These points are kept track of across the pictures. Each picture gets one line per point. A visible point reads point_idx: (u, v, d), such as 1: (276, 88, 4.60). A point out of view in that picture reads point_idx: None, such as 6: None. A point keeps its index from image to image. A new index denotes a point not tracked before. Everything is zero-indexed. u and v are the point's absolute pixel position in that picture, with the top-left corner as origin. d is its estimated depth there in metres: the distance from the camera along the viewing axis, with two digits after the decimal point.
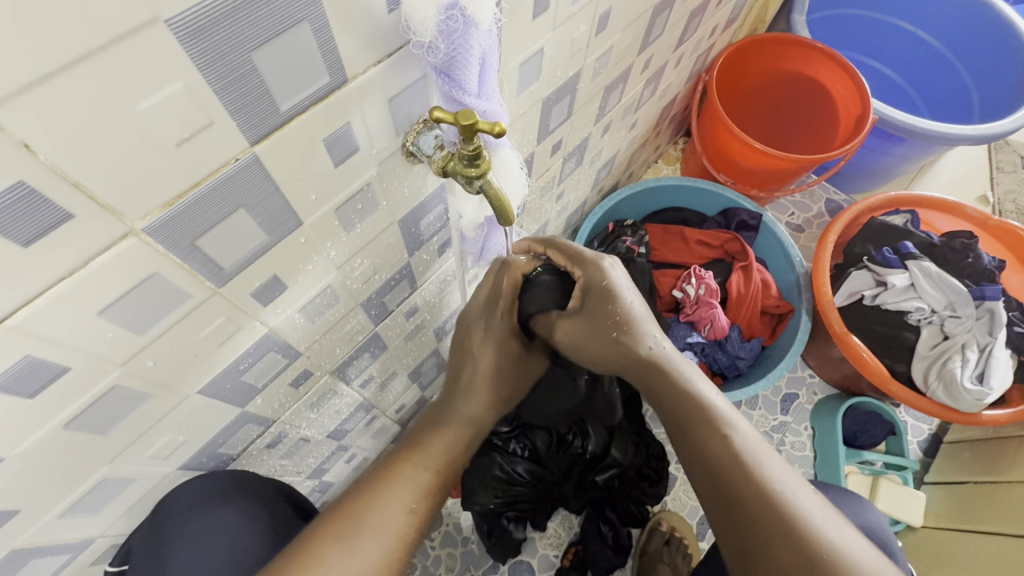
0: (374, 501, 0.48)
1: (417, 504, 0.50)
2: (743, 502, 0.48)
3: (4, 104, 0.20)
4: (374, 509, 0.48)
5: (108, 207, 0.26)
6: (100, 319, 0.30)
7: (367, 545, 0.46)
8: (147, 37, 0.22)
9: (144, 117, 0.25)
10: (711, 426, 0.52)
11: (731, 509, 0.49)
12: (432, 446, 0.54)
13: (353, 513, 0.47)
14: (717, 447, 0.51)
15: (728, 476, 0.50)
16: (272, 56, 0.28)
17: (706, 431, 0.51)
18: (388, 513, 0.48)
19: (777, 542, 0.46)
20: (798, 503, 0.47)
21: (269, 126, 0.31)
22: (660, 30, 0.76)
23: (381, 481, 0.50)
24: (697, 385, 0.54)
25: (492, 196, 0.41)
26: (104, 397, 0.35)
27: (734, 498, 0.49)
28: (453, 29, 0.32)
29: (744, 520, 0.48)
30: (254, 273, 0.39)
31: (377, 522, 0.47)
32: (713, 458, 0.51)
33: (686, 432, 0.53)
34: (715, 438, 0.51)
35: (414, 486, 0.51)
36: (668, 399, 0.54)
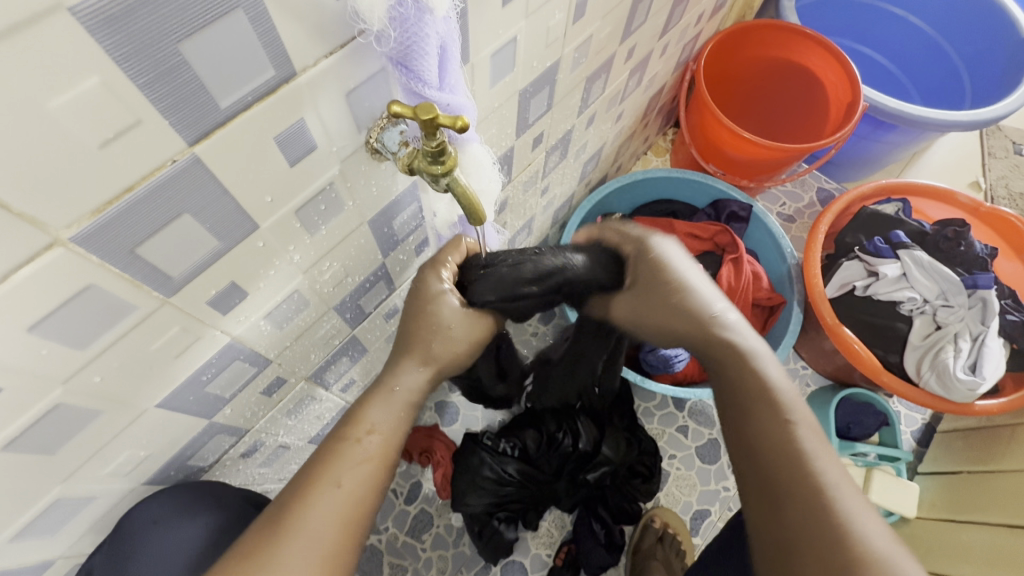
0: (308, 488, 0.40)
1: (354, 481, 0.41)
2: (785, 493, 0.42)
3: None
4: (308, 494, 0.39)
5: (25, 216, 0.24)
6: (31, 336, 0.28)
7: (306, 536, 0.38)
8: (50, 28, 0.20)
9: (58, 118, 0.22)
10: (771, 408, 0.45)
11: (771, 499, 0.43)
12: (373, 410, 0.44)
13: (280, 508, 0.39)
14: (775, 434, 0.44)
15: (776, 460, 0.44)
16: (203, 47, 0.25)
17: (766, 413, 0.45)
18: (323, 497, 0.39)
19: (812, 538, 0.40)
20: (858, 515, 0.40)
21: (208, 124, 0.28)
22: (643, 17, 0.74)
23: (318, 462, 0.41)
24: (766, 366, 0.48)
25: (461, 194, 0.39)
26: (47, 416, 0.33)
27: (774, 486, 0.43)
28: (405, 17, 0.30)
29: (783, 515, 0.42)
30: (210, 280, 0.37)
31: (314, 506, 0.39)
32: (766, 444, 0.44)
33: (742, 412, 0.47)
34: (776, 426, 0.45)
35: (354, 458, 0.42)
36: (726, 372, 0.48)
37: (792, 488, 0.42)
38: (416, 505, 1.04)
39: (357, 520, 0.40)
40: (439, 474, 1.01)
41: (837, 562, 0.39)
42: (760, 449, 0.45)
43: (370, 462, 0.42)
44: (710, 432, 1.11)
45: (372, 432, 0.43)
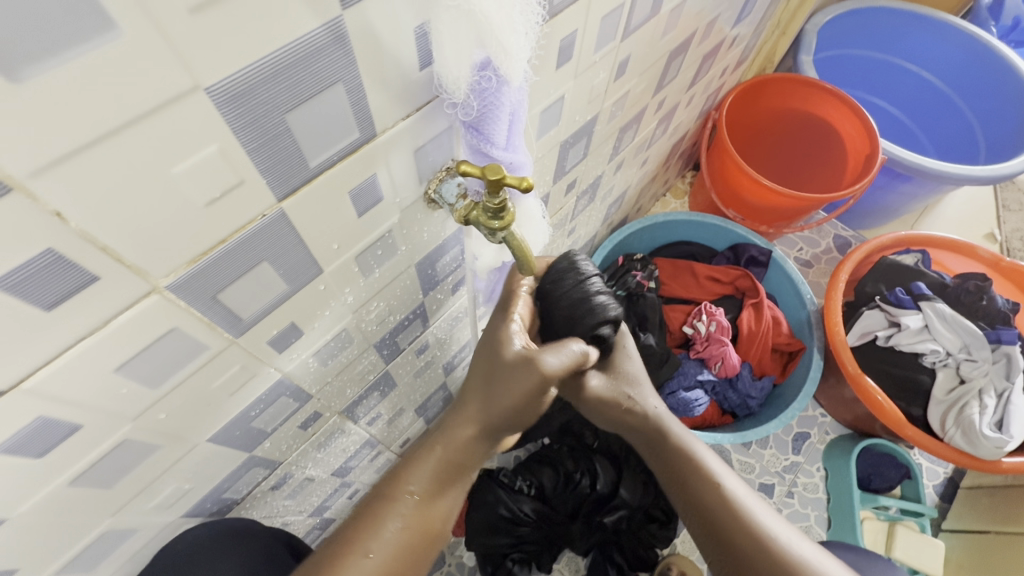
0: (346, 561, 0.40)
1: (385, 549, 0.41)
2: (734, 540, 0.55)
3: (45, 173, 0.20)
4: (337, 566, 0.39)
5: (133, 267, 0.26)
6: (116, 375, 0.29)
7: None
8: (188, 104, 0.22)
9: (178, 180, 0.24)
10: (704, 476, 0.59)
11: (725, 543, 0.56)
12: (416, 475, 0.44)
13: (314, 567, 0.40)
14: (708, 493, 0.57)
15: (721, 520, 0.56)
16: (306, 116, 0.27)
17: (699, 481, 0.58)
18: (353, 565, 0.40)
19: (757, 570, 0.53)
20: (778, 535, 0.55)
21: (297, 182, 0.30)
22: (675, 71, 0.77)
23: (356, 529, 0.42)
24: (683, 437, 0.61)
25: (515, 247, 0.41)
26: (115, 450, 0.34)
27: (725, 534, 0.56)
28: (485, 88, 0.32)
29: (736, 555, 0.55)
30: (273, 321, 0.38)
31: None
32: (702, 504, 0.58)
33: (680, 478, 0.60)
34: (703, 480, 0.58)
35: (392, 529, 0.42)
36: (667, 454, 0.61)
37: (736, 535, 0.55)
38: None
39: None
40: (453, 510, 1.00)
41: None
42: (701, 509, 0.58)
43: (405, 532, 0.42)
44: None
45: (413, 495, 0.43)
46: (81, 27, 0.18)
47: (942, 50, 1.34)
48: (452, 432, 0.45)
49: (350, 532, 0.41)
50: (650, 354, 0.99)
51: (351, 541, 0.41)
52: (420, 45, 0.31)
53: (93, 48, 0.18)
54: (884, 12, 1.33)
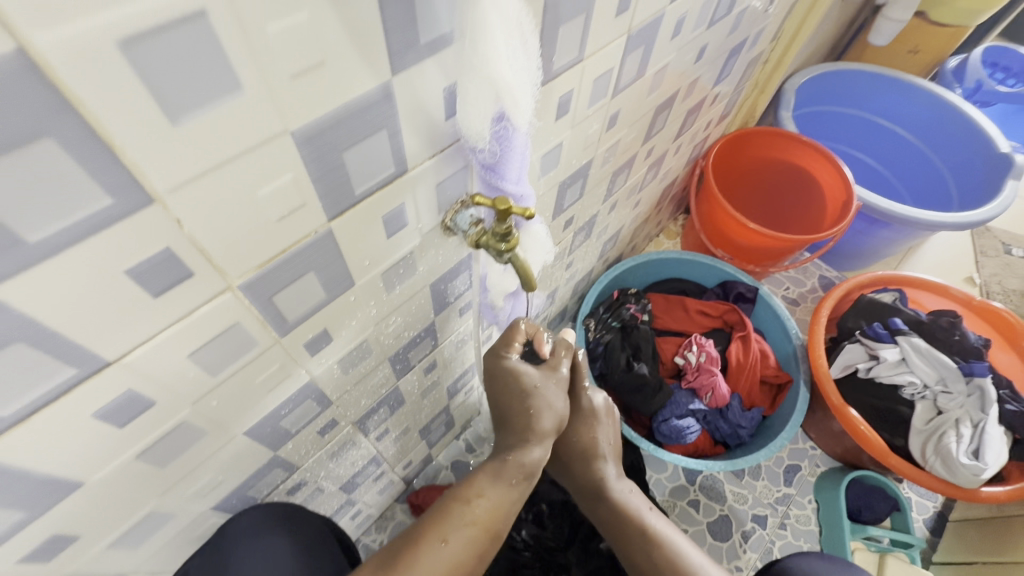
0: (418, 553, 0.47)
1: (456, 539, 0.49)
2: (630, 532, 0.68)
3: (179, 188, 0.27)
4: (422, 550, 0.48)
5: (217, 267, 0.32)
6: (188, 360, 0.35)
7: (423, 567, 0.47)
8: (278, 142, 0.29)
9: (261, 198, 0.31)
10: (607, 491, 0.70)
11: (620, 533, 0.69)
12: (428, 549, 0.48)
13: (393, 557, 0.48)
14: (616, 509, 0.69)
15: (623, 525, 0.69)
16: (356, 154, 0.35)
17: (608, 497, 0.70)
18: (433, 551, 0.48)
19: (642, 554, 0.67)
20: (658, 530, 0.68)
21: (344, 205, 0.37)
22: (662, 124, 0.87)
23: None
24: (628, 496, 0.70)
25: (519, 268, 0.47)
26: (174, 431, 0.39)
27: (626, 536, 0.69)
28: (501, 134, 0.40)
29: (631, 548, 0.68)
30: (310, 326, 0.44)
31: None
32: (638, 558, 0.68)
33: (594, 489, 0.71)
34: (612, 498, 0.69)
35: (460, 524, 0.50)
36: (581, 471, 0.71)
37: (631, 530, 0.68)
38: None
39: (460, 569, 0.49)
40: None
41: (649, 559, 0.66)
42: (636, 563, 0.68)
43: (474, 524, 0.51)
44: (721, 508, 1.12)
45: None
46: (221, 88, 0.25)
47: (910, 108, 1.48)
48: (453, 525, 0.50)
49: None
50: (643, 384, 1.06)
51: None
52: (448, 100, 0.38)
53: (226, 101, 0.25)
54: (857, 73, 1.46)
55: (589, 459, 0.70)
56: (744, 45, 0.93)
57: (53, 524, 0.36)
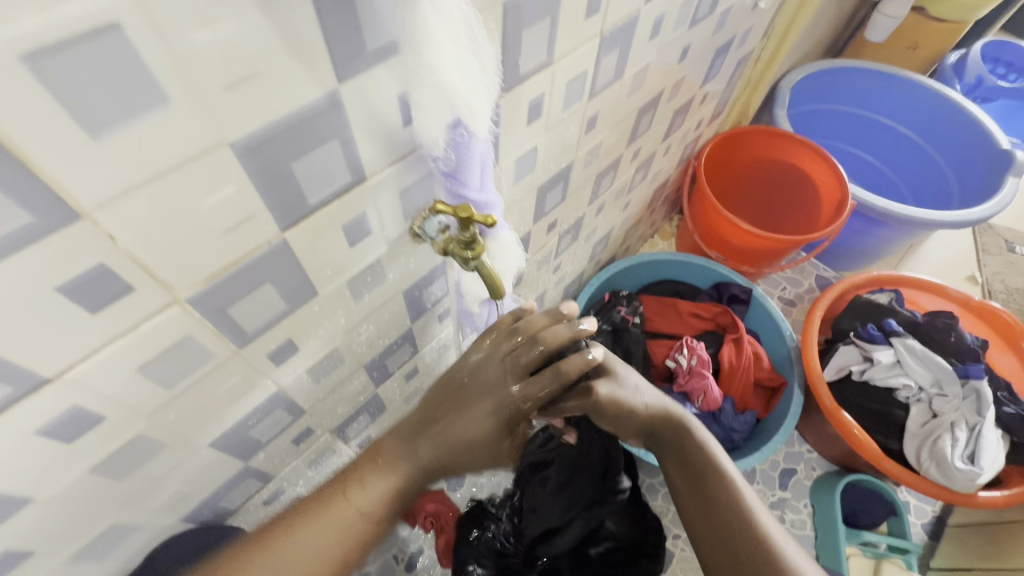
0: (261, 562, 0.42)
1: (313, 554, 0.43)
2: (719, 500, 0.58)
3: (109, 203, 0.26)
4: (266, 561, 0.42)
5: (161, 281, 0.31)
6: (138, 374, 0.35)
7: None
8: (216, 155, 0.29)
9: (202, 212, 0.30)
10: (697, 451, 0.60)
11: (710, 503, 0.58)
12: (276, 562, 0.42)
13: (236, 562, 0.42)
14: (707, 472, 0.59)
15: (714, 490, 0.58)
16: (305, 164, 0.34)
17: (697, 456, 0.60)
18: (280, 563, 0.42)
19: (734, 526, 0.57)
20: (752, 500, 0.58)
21: (297, 216, 0.37)
22: (647, 125, 0.86)
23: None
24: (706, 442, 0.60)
25: (486, 275, 0.46)
26: (129, 445, 0.39)
27: (716, 506, 0.58)
28: (459, 141, 0.39)
29: (728, 522, 0.57)
30: (272, 336, 0.43)
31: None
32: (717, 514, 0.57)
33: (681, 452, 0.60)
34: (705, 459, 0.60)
35: (319, 539, 0.44)
36: (665, 433, 0.60)
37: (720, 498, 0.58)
38: None
39: None
40: (442, 540, 1.02)
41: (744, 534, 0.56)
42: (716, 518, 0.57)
43: (336, 538, 0.44)
44: None
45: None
46: (145, 103, 0.24)
47: (909, 104, 1.45)
48: (313, 535, 0.44)
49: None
50: None
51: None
52: (402, 109, 0.38)
53: (152, 115, 0.25)
54: (855, 70, 1.44)
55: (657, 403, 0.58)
56: (731, 44, 0.91)
57: (4, 539, 0.36)
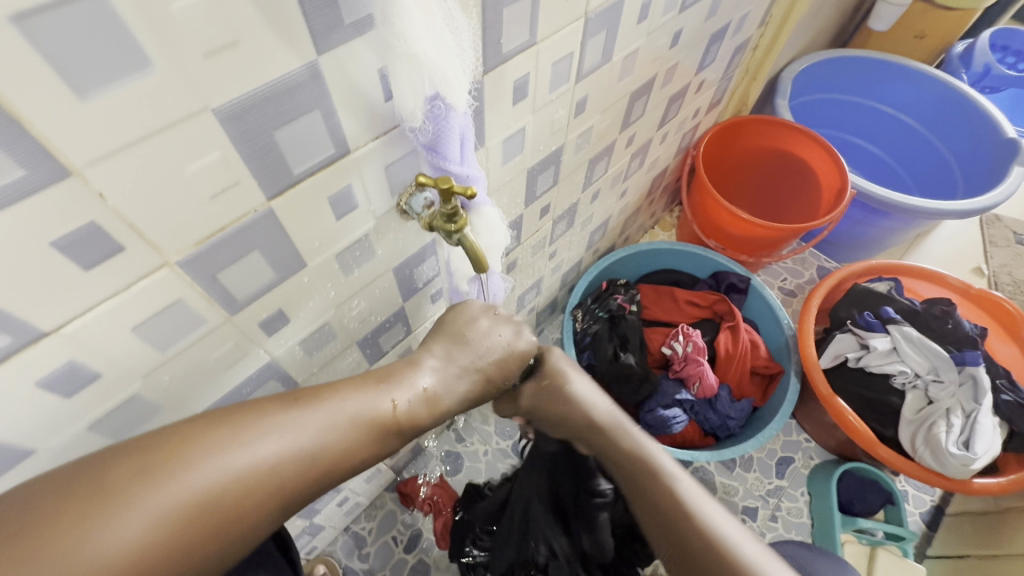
0: (151, 481, 0.32)
1: (226, 482, 0.34)
2: (649, 492, 0.56)
3: (98, 162, 0.28)
4: (158, 479, 0.32)
5: (151, 242, 0.33)
6: (132, 335, 0.37)
7: (153, 501, 0.32)
8: (200, 120, 0.30)
9: (189, 176, 0.32)
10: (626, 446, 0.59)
11: (642, 494, 0.56)
12: (173, 483, 0.32)
13: (111, 475, 0.31)
14: (635, 464, 0.58)
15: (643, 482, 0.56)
16: (289, 134, 0.36)
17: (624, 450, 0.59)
18: (181, 486, 0.33)
19: (667, 516, 0.53)
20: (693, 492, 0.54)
21: (283, 185, 0.38)
22: (641, 111, 0.87)
23: (130, 472, 0.32)
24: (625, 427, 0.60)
25: (469, 248, 0.48)
26: (125, 404, 0.41)
27: (648, 497, 0.56)
28: (437, 113, 0.40)
29: (657, 510, 0.54)
30: (263, 305, 0.45)
31: (96, 541, 0.30)
32: (650, 501, 0.55)
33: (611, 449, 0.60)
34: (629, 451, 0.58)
35: (241, 462, 0.35)
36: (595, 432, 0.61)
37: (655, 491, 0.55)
38: (414, 553, 1.05)
39: (202, 523, 0.33)
40: (440, 521, 1.05)
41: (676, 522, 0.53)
42: (650, 505, 0.55)
43: (262, 469, 0.36)
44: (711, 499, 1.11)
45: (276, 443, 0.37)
46: (129, 66, 0.26)
47: (914, 93, 1.44)
48: (234, 455, 0.35)
49: (101, 475, 0.31)
50: (629, 374, 1.06)
51: (98, 496, 0.31)
52: (383, 83, 0.39)
53: (136, 79, 0.27)
54: (859, 59, 1.43)
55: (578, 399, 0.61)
56: (726, 30, 0.92)
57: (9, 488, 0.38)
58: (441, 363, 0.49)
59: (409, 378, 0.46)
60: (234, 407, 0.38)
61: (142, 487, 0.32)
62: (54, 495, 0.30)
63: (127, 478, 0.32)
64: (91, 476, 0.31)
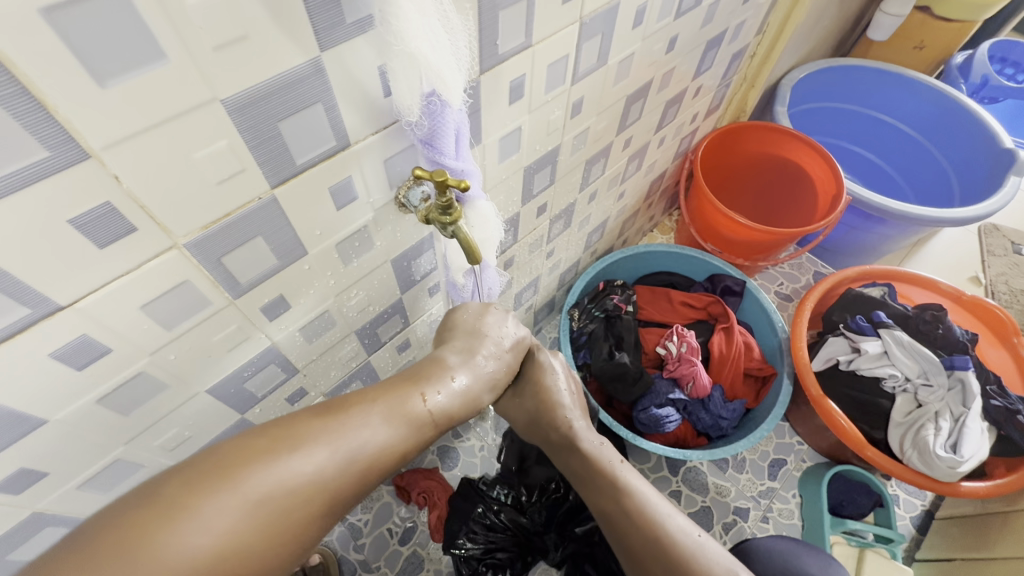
0: (210, 493, 0.35)
1: (275, 490, 0.38)
2: (604, 498, 0.60)
3: (115, 146, 0.30)
4: (215, 491, 0.36)
5: (161, 225, 0.36)
6: (141, 312, 0.39)
7: (212, 513, 0.35)
8: (209, 109, 0.33)
9: (198, 162, 0.34)
10: (581, 454, 0.63)
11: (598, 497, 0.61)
12: (227, 496, 0.36)
13: (172, 492, 0.35)
14: (590, 469, 0.62)
15: (599, 486, 0.61)
16: (292, 126, 0.38)
17: (580, 455, 0.63)
18: (234, 496, 0.36)
19: (620, 521, 0.58)
20: (647, 501, 0.58)
21: (286, 174, 0.41)
22: (637, 115, 0.89)
23: (187, 487, 0.35)
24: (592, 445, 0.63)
25: (462, 240, 0.50)
26: (133, 380, 0.43)
27: (604, 503, 0.60)
28: (433, 110, 0.43)
29: (611, 519, 0.59)
30: (265, 290, 0.48)
31: (165, 550, 0.33)
32: (611, 516, 0.59)
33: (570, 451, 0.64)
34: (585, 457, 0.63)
35: (287, 468, 0.39)
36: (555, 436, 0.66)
37: (608, 499, 0.60)
38: (408, 546, 1.07)
39: (260, 530, 0.37)
40: (434, 515, 1.07)
41: (629, 530, 0.57)
42: (610, 520, 0.59)
43: (311, 472, 0.40)
44: (703, 499, 1.12)
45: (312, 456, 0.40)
46: (147, 57, 0.28)
47: (912, 103, 1.46)
48: (281, 462, 0.39)
49: (159, 491, 0.35)
50: (623, 372, 1.07)
51: (159, 510, 0.34)
52: (382, 80, 0.41)
53: (152, 68, 0.29)
54: (858, 68, 1.45)
55: (549, 410, 0.65)
56: (723, 37, 0.94)
57: (21, 456, 0.40)
58: (463, 359, 0.54)
59: (440, 376, 0.51)
60: (270, 424, 0.41)
61: (202, 501, 0.35)
62: (119, 516, 0.33)
63: (188, 493, 0.35)
64: (150, 496, 0.35)
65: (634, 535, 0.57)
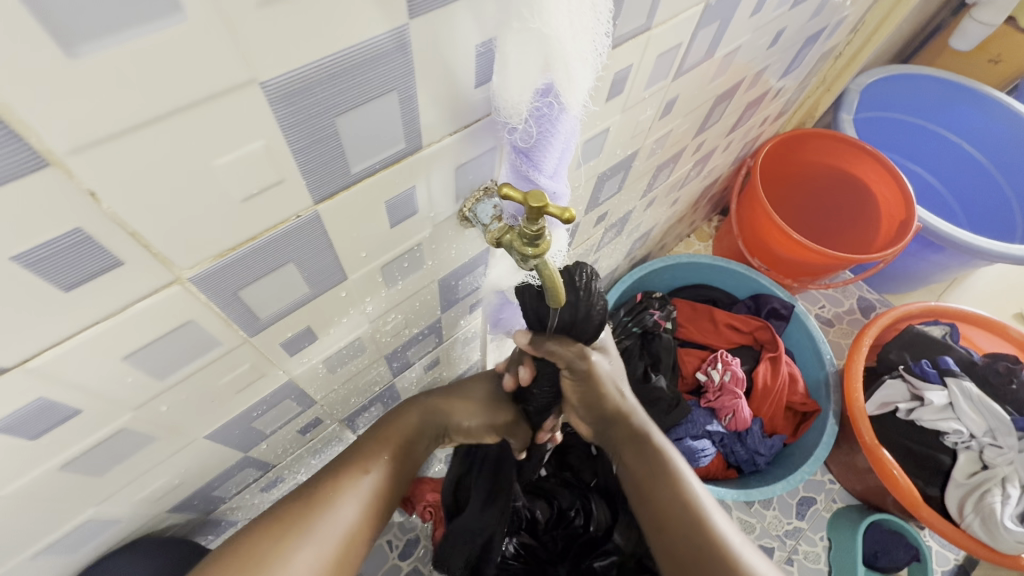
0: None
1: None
2: (659, 498, 0.54)
3: (86, 150, 0.19)
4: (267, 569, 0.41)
5: (159, 256, 0.24)
6: (125, 364, 0.28)
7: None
8: (244, 96, 0.21)
9: (220, 172, 0.23)
10: (641, 446, 0.56)
11: (646, 486, 0.56)
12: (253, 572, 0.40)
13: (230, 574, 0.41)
14: (644, 465, 0.56)
15: (653, 487, 0.55)
16: (355, 123, 0.27)
17: (639, 451, 0.56)
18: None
19: (679, 519, 0.53)
20: (713, 514, 0.54)
21: (336, 186, 0.29)
22: (717, 116, 0.77)
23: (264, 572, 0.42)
24: (665, 445, 0.57)
25: (546, 276, 0.39)
26: (110, 438, 0.32)
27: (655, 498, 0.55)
28: (543, 114, 0.32)
29: (667, 519, 0.54)
30: (290, 324, 0.37)
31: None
32: (665, 516, 0.54)
33: (637, 440, 0.56)
34: (648, 453, 0.56)
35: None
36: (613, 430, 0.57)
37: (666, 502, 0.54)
38: (408, 562, 0.99)
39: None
40: (438, 532, 0.95)
41: (693, 536, 0.52)
42: (664, 521, 0.54)
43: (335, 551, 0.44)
44: None
45: (369, 472, 0.49)
46: (142, 7, 0.17)
47: (984, 123, 1.34)
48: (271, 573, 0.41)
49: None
50: (658, 399, 0.96)
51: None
52: (480, 63, 0.30)
53: (157, 29, 0.17)
54: (932, 80, 1.32)
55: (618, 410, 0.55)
56: (820, 35, 0.81)
57: None
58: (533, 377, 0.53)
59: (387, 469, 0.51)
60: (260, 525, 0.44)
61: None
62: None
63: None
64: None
65: (689, 536, 0.52)
